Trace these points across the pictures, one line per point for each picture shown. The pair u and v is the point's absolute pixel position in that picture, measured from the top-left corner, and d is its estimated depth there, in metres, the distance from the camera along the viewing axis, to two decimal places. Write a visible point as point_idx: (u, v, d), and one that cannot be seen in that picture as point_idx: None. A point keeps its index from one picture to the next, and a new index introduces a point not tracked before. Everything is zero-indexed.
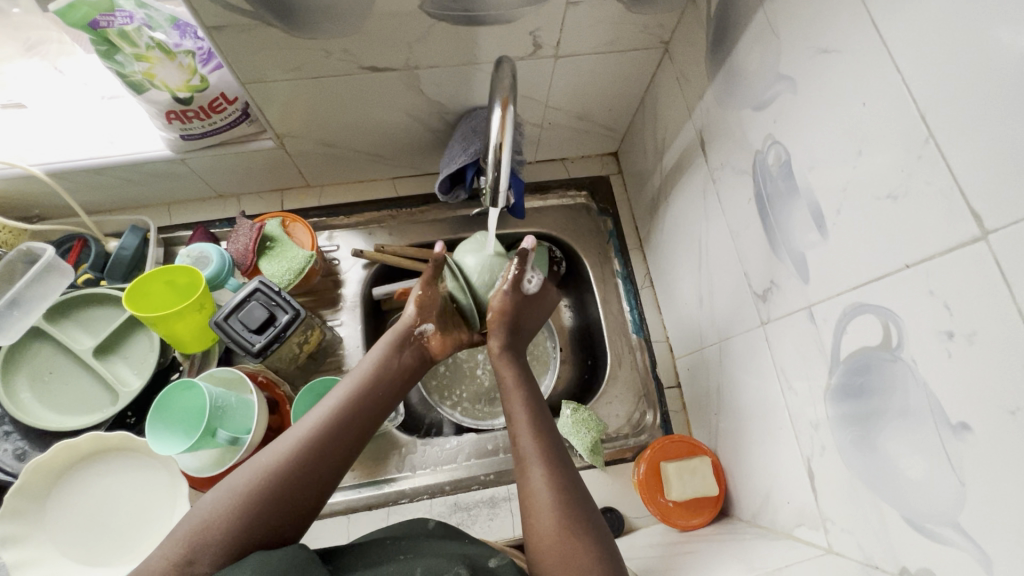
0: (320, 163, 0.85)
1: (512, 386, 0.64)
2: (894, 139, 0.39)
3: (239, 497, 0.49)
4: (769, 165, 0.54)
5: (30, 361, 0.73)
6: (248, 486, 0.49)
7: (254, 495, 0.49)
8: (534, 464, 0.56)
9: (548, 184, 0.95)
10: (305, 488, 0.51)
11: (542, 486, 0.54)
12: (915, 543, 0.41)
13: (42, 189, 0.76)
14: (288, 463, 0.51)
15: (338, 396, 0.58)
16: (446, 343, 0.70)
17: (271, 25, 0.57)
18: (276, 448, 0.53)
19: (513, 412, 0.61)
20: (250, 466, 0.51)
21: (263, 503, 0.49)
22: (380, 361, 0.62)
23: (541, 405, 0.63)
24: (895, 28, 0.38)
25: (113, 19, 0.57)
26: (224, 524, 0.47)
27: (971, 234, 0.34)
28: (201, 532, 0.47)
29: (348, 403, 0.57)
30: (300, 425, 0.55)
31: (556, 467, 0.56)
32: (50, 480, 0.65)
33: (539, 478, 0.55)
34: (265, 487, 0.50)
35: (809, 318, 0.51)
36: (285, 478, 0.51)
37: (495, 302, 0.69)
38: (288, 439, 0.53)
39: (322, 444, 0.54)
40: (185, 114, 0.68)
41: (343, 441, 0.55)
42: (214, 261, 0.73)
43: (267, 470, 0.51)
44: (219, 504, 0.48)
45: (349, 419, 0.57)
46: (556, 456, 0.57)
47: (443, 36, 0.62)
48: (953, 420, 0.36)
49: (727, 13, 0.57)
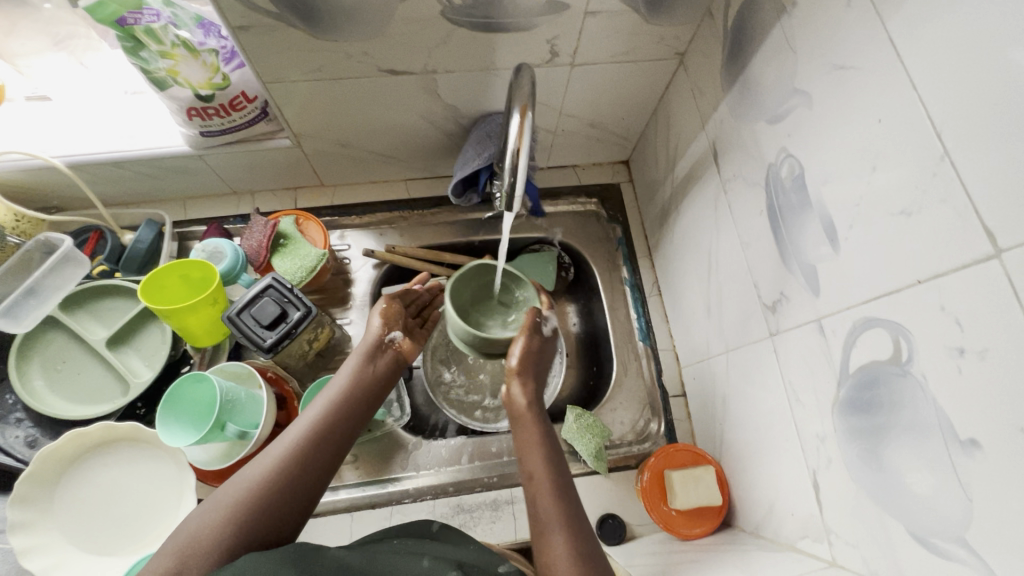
0: (335, 163, 0.86)
1: (533, 441, 0.60)
2: (908, 158, 0.40)
3: (226, 512, 0.48)
4: (782, 178, 0.55)
5: (45, 350, 0.74)
6: (235, 501, 0.49)
7: (246, 511, 0.49)
8: (553, 519, 0.52)
9: (559, 190, 0.96)
10: (290, 503, 0.51)
11: (564, 548, 0.50)
12: (923, 559, 0.41)
13: (61, 180, 0.77)
14: (282, 471, 0.52)
15: (317, 410, 0.58)
16: (415, 347, 0.71)
17: (294, 25, 0.58)
18: (262, 461, 0.53)
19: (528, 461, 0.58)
20: (239, 480, 0.51)
21: (252, 519, 0.49)
22: (356, 372, 0.62)
23: (564, 465, 0.58)
24: (912, 47, 0.39)
25: (140, 17, 0.58)
26: (212, 536, 0.47)
27: (985, 252, 0.35)
28: (193, 542, 0.46)
29: (325, 422, 0.57)
30: (282, 440, 0.55)
31: (579, 531, 0.52)
32: (60, 468, 0.66)
33: (559, 537, 0.51)
34: (253, 505, 0.49)
35: (818, 330, 0.51)
36: (271, 497, 0.50)
37: (522, 346, 0.66)
38: (272, 453, 0.53)
39: (310, 454, 0.54)
40: (206, 111, 0.69)
41: (324, 456, 0.55)
42: (228, 255, 0.74)
43: (254, 487, 0.50)
44: (207, 515, 0.48)
45: (330, 435, 0.56)
46: (576, 517, 0.53)
47: (462, 43, 0.64)
48: (962, 436, 0.37)
49: (745, 27, 0.58)
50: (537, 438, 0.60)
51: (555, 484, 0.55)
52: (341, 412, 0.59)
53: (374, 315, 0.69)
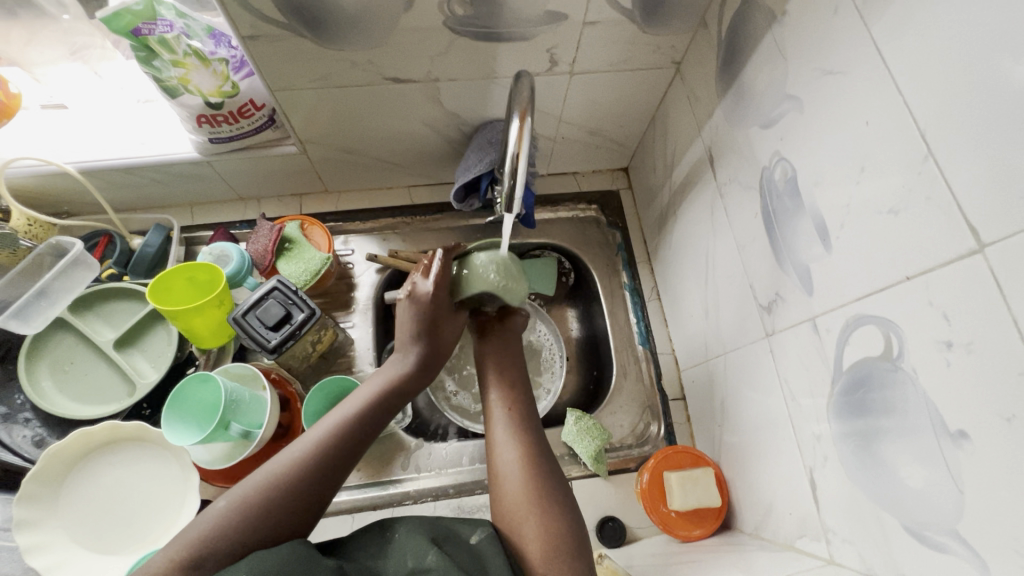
0: (340, 170, 0.87)
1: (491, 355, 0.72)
2: (895, 161, 0.41)
3: (244, 506, 0.49)
4: (775, 181, 0.56)
5: (53, 351, 0.75)
6: (256, 493, 0.50)
7: (264, 509, 0.50)
8: (509, 454, 0.61)
9: (560, 197, 0.98)
10: (303, 506, 0.52)
11: (508, 441, 0.62)
12: (917, 553, 0.41)
13: (74, 186, 0.79)
14: (302, 476, 0.53)
15: (343, 414, 0.59)
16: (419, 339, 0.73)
17: (302, 36, 0.60)
18: (284, 459, 0.54)
19: (491, 411, 0.67)
20: (260, 477, 0.52)
21: (270, 516, 0.50)
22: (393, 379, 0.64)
23: (517, 376, 0.70)
24: (897, 52, 0.40)
25: (154, 28, 0.60)
26: (230, 530, 0.48)
27: (968, 247, 0.36)
28: (209, 540, 0.47)
29: (343, 428, 0.58)
30: (309, 437, 0.56)
31: (537, 456, 0.61)
32: (65, 468, 0.66)
33: (513, 462, 0.60)
34: (270, 505, 0.50)
35: (812, 328, 0.52)
36: (287, 499, 0.51)
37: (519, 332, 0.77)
38: (297, 450, 0.55)
39: (332, 461, 0.55)
40: (215, 118, 0.71)
41: (345, 458, 0.57)
42: (234, 259, 0.76)
43: (274, 484, 0.51)
44: (229, 510, 0.49)
45: (355, 442, 0.58)
46: (522, 418, 0.65)
47: (465, 52, 0.65)
48: (953, 428, 0.37)
49: (737, 36, 0.59)
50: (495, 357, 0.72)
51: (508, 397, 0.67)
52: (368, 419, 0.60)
53: (432, 270, 0.69)
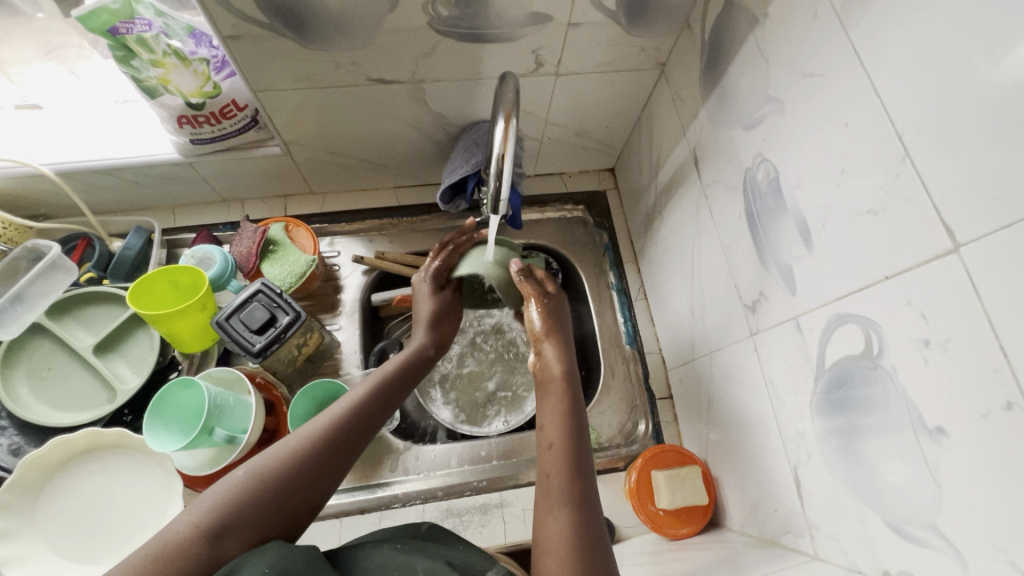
0: (325, 171, 0.87)
1: (556, 413, 0.59)
2: (875, 162, 0.41)
3: (259, 473, 0.49)
4: (758, 182, 0.57)
5: (30, 357, 0.73)
6: (270, 461, 0.50)
7: (280, 479, 0.49)
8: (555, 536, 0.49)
9: (547, 198, 0.98)
10: (322, 476, 0.52)
11: (563, 530, 0.49)
12: (898, 547, 0.42)
13: (50, 188, 0.78)
14: (320, 446, 0.53)
15: (364, 387, 0.60)
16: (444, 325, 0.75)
17: (284, 36, 0.59)
18: (300, 432, 0.54)
19: (545, 473, 0.54)
20: (287, 441, 0.53)
21: (285, 485, 0.49)
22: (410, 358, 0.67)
23: (583, 437, 0.58)
24: (874, 55, 0.41)
25: (132, 27, 0.59)
26: (243, 497, 0.47)
27: (944, 247, 0.36)
28: (237, 501, 0.47)
29: (364, 403, 0.58)
30: (334, 407, 0.57)
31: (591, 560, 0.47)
32: (43, 475, 0.65)
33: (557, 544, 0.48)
34: (286, 476, 0.50)
35: (795, 327, 0.53)
36: (299, 471, 0.50)
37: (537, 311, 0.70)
38: (318, 423, 0.55)
39: (350, 432, 0.55)
40: (196, 119, 0.70)
41: (362, 429, 0.57)
42: (218, 262, 0.75)
43: (294, 454, 0.51)
44: (244, 480, 0.48)
45: (374, 410, 0.59)
46: (586, 503, 0.52)
47: (450, 53, 0.65)
48: (930, 424, 0.38)
49: (720, 39, 0.60)
50: (557, 412, 0.60)
51: (568, 465, 0.54)
52: (386, 390, 0.61)
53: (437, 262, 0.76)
